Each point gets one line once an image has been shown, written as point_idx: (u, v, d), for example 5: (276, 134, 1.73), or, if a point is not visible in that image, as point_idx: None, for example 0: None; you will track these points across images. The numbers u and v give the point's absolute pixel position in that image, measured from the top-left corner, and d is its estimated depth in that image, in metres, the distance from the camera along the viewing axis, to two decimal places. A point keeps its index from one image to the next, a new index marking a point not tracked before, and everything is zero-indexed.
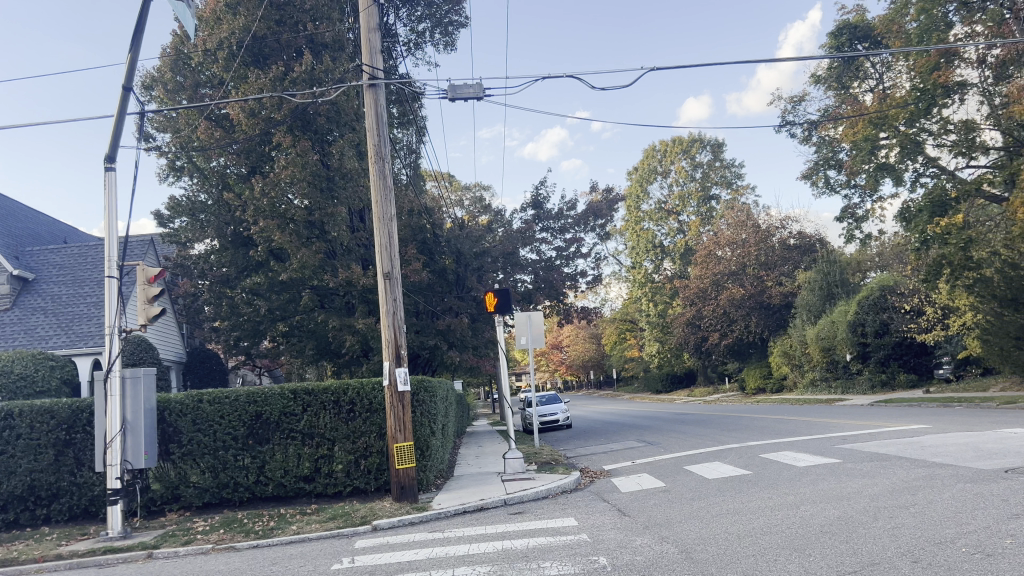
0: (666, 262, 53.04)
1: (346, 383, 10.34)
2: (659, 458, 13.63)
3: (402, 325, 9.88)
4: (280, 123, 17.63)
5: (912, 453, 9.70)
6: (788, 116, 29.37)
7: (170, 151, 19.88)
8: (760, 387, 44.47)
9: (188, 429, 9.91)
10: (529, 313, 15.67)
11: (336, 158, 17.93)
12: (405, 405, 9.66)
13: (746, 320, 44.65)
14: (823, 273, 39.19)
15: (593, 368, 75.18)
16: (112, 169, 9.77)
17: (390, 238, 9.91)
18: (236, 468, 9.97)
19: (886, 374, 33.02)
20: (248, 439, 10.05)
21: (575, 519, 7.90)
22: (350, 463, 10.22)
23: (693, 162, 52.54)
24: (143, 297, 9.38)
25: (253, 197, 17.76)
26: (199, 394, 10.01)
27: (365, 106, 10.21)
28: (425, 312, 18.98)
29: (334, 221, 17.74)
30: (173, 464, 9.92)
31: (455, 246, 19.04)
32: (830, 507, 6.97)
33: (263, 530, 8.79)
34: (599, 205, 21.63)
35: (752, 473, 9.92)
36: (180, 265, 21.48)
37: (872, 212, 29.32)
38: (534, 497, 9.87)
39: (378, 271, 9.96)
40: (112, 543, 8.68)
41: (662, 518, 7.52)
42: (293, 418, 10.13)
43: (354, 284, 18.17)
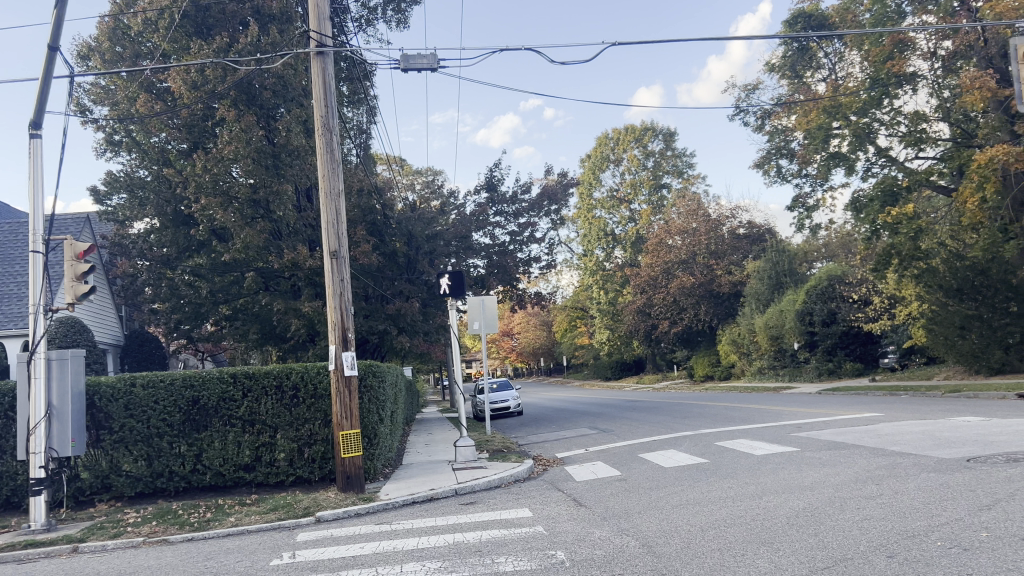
0: (617, 250, 53.08)
1: (289, 367, 9.86)
2: (613, 445, 13.41)
3: (350, 307, 9.41)
4: (224, 97, 16.93)
5: (871, 442, 9.61)
6: (741, 104, 29.49)
7: (108, 125, 19.01)
8: (708, 374, 44.96)
9: (120, 415, 9.33)
10: (482, 297, 15.28)
11: (282, 134, 17.27)
12: (352, 390, 9.19)
13: (695, 309, 45.01)
14: (771, 262, 39.63)
15: (544, 355, 75.31)
16: (37, 136, 9.05)
17: (339, 214, 9.42)
18: (171, 456, 9.44)
19: (833, 362, 33.56)
20: (185, 426, 9.51)
21: (530, 510, 7.60)
22: (293, 451, 9.73)
23: (645, 150, 52.71)
24: (71, 275, 8.73)
25: (194, 173, 17.09)
26: (132, 377, 9.42)
27: (312, 74, 9.70)
28: (375, 295, 18.49)
29: (280, 200, 17.13)
30: (103, 451, 9.33)
31: (406, 228, 18.63)
32: (793, 497, 6.78)
33: (198, 522, 8.28)
34: (554, 189, 21.29)
35: (710, 461, 9.73)
36: (117, 244, 20.61)
37: (823, 202, 29.66)
38: (487, 486, 9.55)
39: (324, 250, 9.46)
40: (34, 536, 8.08)
41: (620, 508, 7.26)
42: (232, 404, 9.61)
43: (300, 266, 17.59)
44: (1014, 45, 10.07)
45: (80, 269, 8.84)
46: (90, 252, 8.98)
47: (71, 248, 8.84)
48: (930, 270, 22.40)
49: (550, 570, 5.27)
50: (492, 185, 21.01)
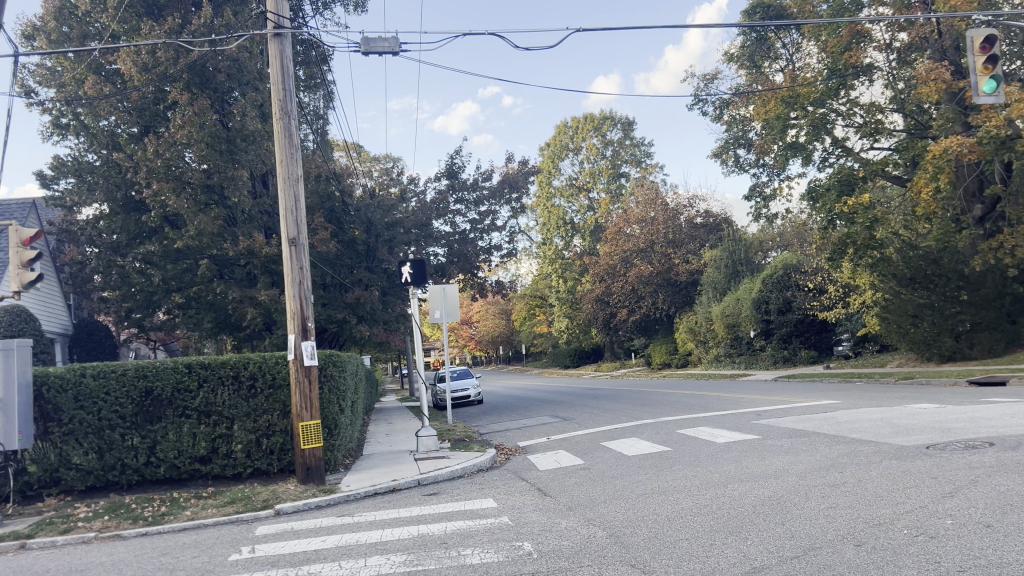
0: (576, 239, 53.18)
1: (247, 357, 9.62)
2: (575, 434, 13.39)
3: (309, 296, 9.20)
4: (176, 79, 16.47)
5: (831, 429, 9.71)
6: (700, 94, 29.66)
7: (54, 107, 18.40)
8: (666, 362, 45.38)
9: (69, 407, 8.99)
10: (443, 286, 15.12)
11: (237, 119, 16.85)
12: (312, 380, 9.01)
13: (654, 297, 45.33)
14: (728, 251, 40.05)
15: (502, 344, 75.39)
16: None
17: (298, 201, 9.19)
18: (124, 449, 9.16)
19: (788, 350, 34.11)
20: (138, 417, 9.24)
21: (494, 501, 7.52)
22: (251, 443, 9.52)
23: (604, 139, 52.83)
24: (16, 262, 8.37)
25: (145, 158, 16.66)
26: (82, 367, 9.10)
27: (269, 56, 9.42)
28: (334, 283, 18.22)
29: (236, 185, 16.76)
30: (52, 444, 9.00)
31: (365, 215, 18.37)
32: (757, 486, 6.80)
33: (153, 516, 8.05)
34: (515, 177, 21.14)
35: (673, 449, 9.75)
36: (66, 231, 19.99)
37: (780, 191, 30.04)
38: (450, 477, 9.44)
39: (282, 237, 9.21)
40: None
41: (585, 497, 7.22)
42: (187, 394, 9.35)
43: (257, 254, 17.26)
44: (970, 37, 10.18)
45: (26, 256, 8.46)
46: (37, 238, 8.60)
47: (16, 234, 8.46)
48: (884, 259, 22.79)
49: (518, 562, 5.19)
50: (453, 172, 20.81)
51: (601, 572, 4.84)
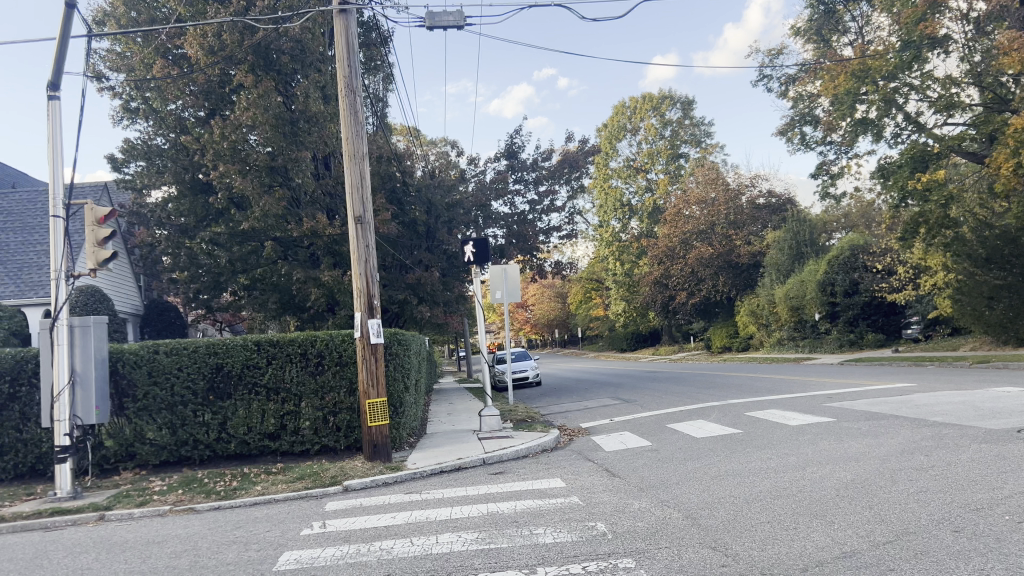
0: (634, 221, 52.64)
1: (313, 335, 9.68)
2: (638, 416, 13.21)
3: (375, 273, 9.18)
4: (241, 62, 16.66)
5: (910, 412, 9.36)
6: (765, 70, 28.95)
7: (125, 91, 18.83)
8: (726, 345, 44.71)
9: (143, 383, 9.19)
10: (504, 266, 14.97)
11: (300, 100, 16.96)
12: (378, 358, 9.00)
13: (714, 280, 44.62)
14: (792, 232, 39.16)
15: (558, 327, 75.30)
16: (55, 97, 8.69)
17: (364, 180, 9.17)
18: (195, 425, 9.32)
19: (854, 333, 33.26)
20: (209, 394, 9.39)
21: (563, 480, 7.43)
22: (318, 420, 9.59)
23: (663, 119, 52.04)
24: (93, 241, 8.53)
25: (212, 140, 16.95)
26: (156, 344, 9.28)
27: (335, 33, 9.40)
28: (395, 264, 18.31)
29: (299, 167, 16.90)
30: (127, 420, 9.22)
31: (425, 196, 18.39)
32: (837, 469, 6.56)
33: (225, 490, 8.16)
34: (575, 157, 20.77)
35: (743, 432, 9.53)
36: (136, 213, 20.51)
37: (848, 169, 29.18)
38: (515, 456, 9.37)
39: (348, 215, 9.19)
40: (60, 504, 8.00)
41: (656, 479, 7.07)
42: (256, 371, 9.46)
43: (320, 235, 17.42)
44: None
45: (101, 234, 8.62)
46: (111, 217, 8.74)
47: (91, 213, 8.60)
48: (959, 240, 21.96)
49: (593, 542, 5.08)
50: (513, 152, 20.60)
51: (681, 553, 4.69)
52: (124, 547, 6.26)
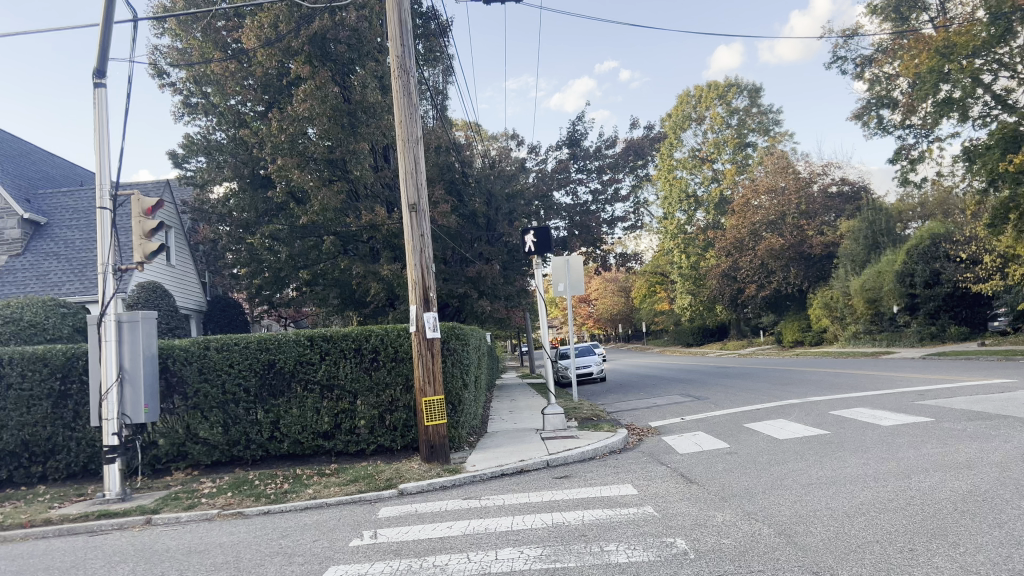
0: (699, 213, 51.34)
1: (369, 329, 9.17)
2: (712, 414, 12.47)
3: (431, 263, 8.65)
4: (298, 53, 16.40)
5: (1021, 413, 8.40)
6: (838, 52, 27.64)
7: (184, 87, 19.02)
8: (798, 340, 43.28)
9: (194, 380, 8.89)
10: (567, 257, 14.29)
11: (358, 91, 16.59)
12: (435, 354, 8.48)
13: (785, 272, 43.15)
14: (867, 221, 37.57)
15: (622, 322, 74.32)
16: (101, 85, 8.41)
17: (418, 164, 8.64)
18: (248, 423, 8.98)
19: (936, 326, 31.67)
20: (261, 391, 9.02)
21: (634, 487, 6.80)
22: (374, 418, 9.11)
23: (729, 107, 50.57)
24: (140, 233, 8.26)
25: (270, 134, 16.80)
26: (206, 339, 8.96)
27: (387, 10, 8.84)
28: (455, 258, 17.86)
29: (357, 158, 16.58)
30: (179, 418, 8.93)
31: (485, 186, 17.87)
32: (950, 478, 5.78)
33: (275, 494, 7.76)
34: (640, 144, 19.72)
35: (830, 433, 8.72)
36: (198, 210, 20.60)
37: (929, 153, 27.63)
38: (581, 459, 8.75)
39: (403, 202, 8.67)
40: (107, 506, 7.75)
41: (739, 487, 6.39)
42: (309, 368, 9.03)
43: (378, 228, 17.07)
44: None
45: (148, 226, 8.34)
46: (158, 208, 8.45)
47: (138, 204, 8.32)
48: None
49: (673, 563, 4.45)
50: (575, 140, 19.72)
51: None
52: (164, 556, 5.88)
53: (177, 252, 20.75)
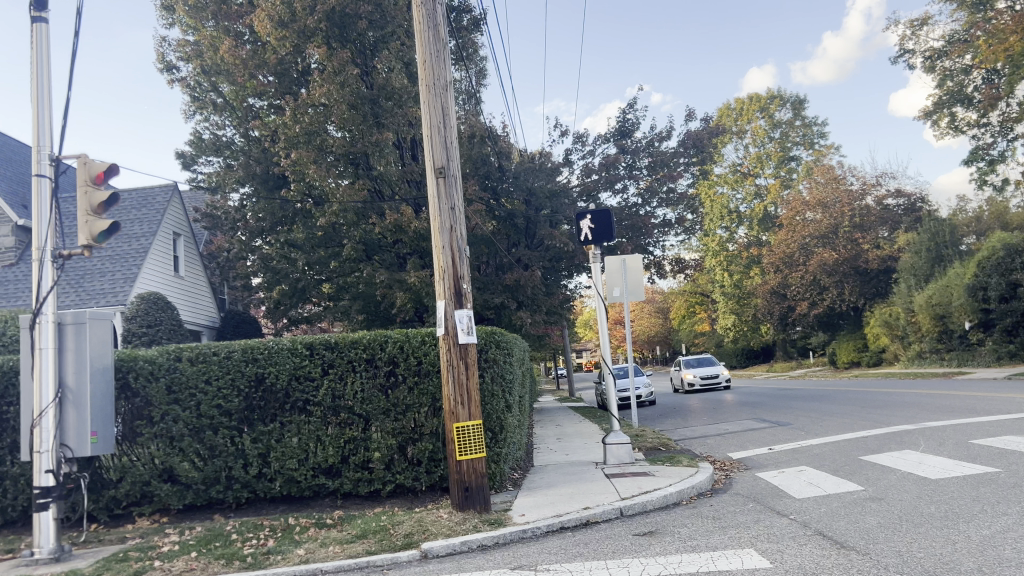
0: (741, 229, 49.07)
1: (385, 335, 7.09)
2: (808, 445, 10.24)
3: (465, 246, 6.57)
4: (314, 34, 14.65)
5: None
6: (906, 44, 25.37)
7: (193, 80, 17.57)
8: (854, 360, 40.50)
9: (160, 401, 6.87)
10: (623, 258, 12.03)
11: (381, 75, 14.77)
12: (470, 366, 6.40)
13: (839, 288, 40.47)
14: (929, 232, 35.12)
15: (661, 345, 71.76)
16: (40, 19, 6.54)
17: (447, 114, 6.56)
18: (230, 457, 6.94)
19: (1014, 344, 28.80)
20: (247, 415, 6.99)
21: (763, 557, 4.63)
22: (392, 451, 7.03)
23: (771, 120, 48.43)
24: (89, 209, 6.32)
25: (285, 126, 15.09)
26: (177, 349, 6.96)
27: None
28: (492, 264, 15.87)
29: (380, 151, 14.67)
30: (144, 450, 6.94)
31: (525, 183, 15.86)
32: None
33: (254, 556, 5.68)
34: (700, 136, 17.45)
35: (1002, 471, 6.48)
36: (210, 217, 18.94)
37: (1011, 154, 25.13)
38: (663, 504, 6.62)
39: (428, 167, 6.61)
40: (31, 571, 5.74)
41: (932, 561, 4.20)
42: (308, 385, 6.96)
43: (405, 230, 15.09)
44: None
45: (97, 198, 6.40)
46: (112, 174, 6.51)
47: (84, 170, 6.37)
48: None
49: None
50: (625, 132, 17.45)
51: None
52: None
53: (187, 262, 18.96)
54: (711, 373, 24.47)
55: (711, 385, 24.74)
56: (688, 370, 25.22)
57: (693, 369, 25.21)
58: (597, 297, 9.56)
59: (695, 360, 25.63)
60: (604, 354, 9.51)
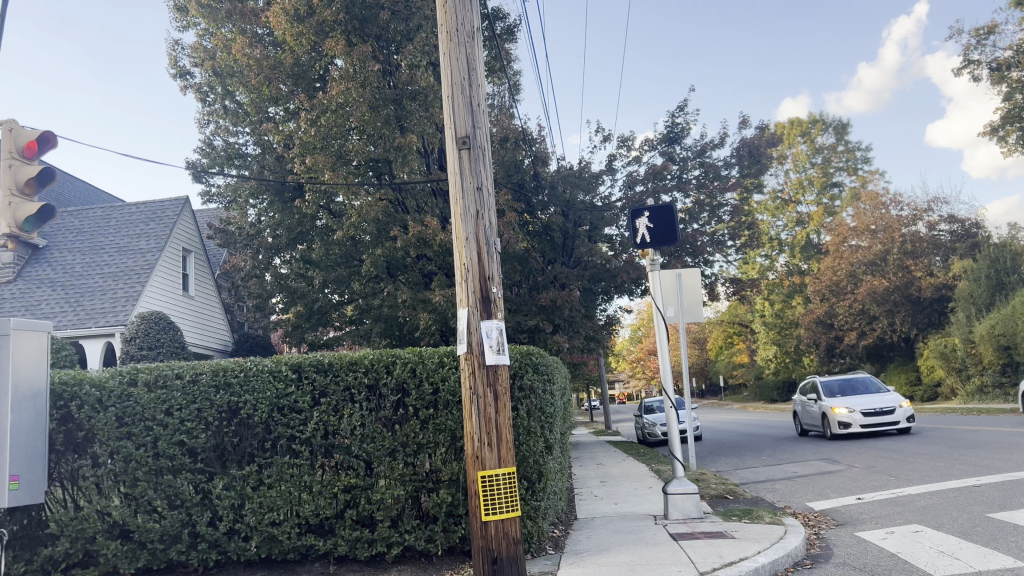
0: (781, 257, 47.22)
1: (394, 354, 5.59)
2: (907, 494, 8.54)
3: (494, 239, 5.06)
4: (334, 30, 13.45)
5: None
6: (969, 55, 23.66)
7: (207, 86, 16.47)
8: (906, 395, 38.09)
9: (108, 435, 5.41)
10: (677, 271, 10.41)
11: (405, 74, 13.49)
12: (500, 397, 4.88)
13: (890, 318, 38.22)
14: (990, 259, 32.93)
15: (697, 378, 69.38)
16: None
17: (474, 64, 5.07)
18: (195, 507, 5.44)
19: None
20: (217, 455, 5.49)
21: None
22: (400, 503, 5.50)
23: (813, 145, 46.71)
24: (16, 186, 4.98)
25: (301, 130, 13.84)
26: (133, 369, 5.52)
27: None
28: (526, 284, 14.37)
29: (404, 157, 13.35)
30: (88, 498, 5.47)
31: (562, 194, 14.40)
32: None
33: None
34: (757, 144, 15.96)
35: None
36: (224, 232, 17.72)
37: None
38: None
39: (448, 137, 5.13)
40: None
41: None
42: (295, 418, 5.46)
43: (430, 244, 13.66)
44: None
45: (25, 174, 5.05)
46: (45, 146, 5.15)
47: (9, 139, 5.02)
48: None
49: None
50: (674, 138, 15.87)
51: None
52: None
53: (197, 281, 17.73)
54: (882, 407, 14.23)
55: (880, 428, 14.43)
56: (838, 403, 14.81)
57: (844, 399, 14.98)
58: (657, 311, 7.85)
59: (842, 385, 15.34)
60: (665, 379, 7.75)
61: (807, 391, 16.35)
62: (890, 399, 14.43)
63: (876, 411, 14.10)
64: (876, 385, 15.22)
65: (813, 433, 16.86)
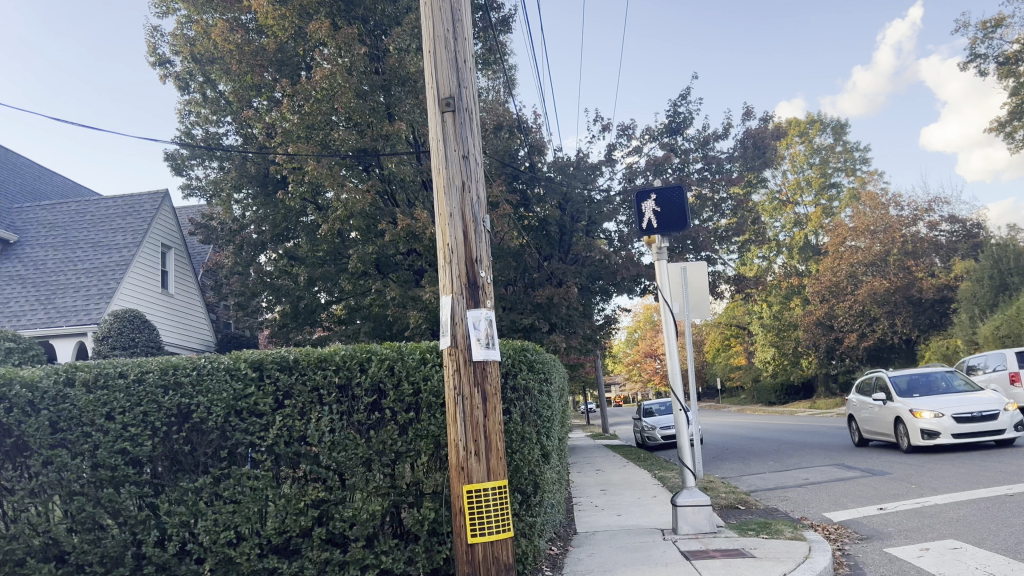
0: (779, 258, 46.58)
1: (368, 351, 4.93)
2: (934, 503, 7.90)
3: (483, 217, 4.38)
4: (318, 13, 12.80)
5: None
6: (976, 48, 23.06)
7: (187, 74, 15.79)
8: None
9: (41, 443, 4.70)
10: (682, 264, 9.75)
11: (393, 58, 12.84)
12: (489, 400, 4.21)
13: (890, 320, 37.53)
14: (992, 259, 32.19)
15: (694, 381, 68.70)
16: None
17: (459, 13, 4.40)
18: (141, 525, 4.75)
19: None
20: (166, 464, 4.81)
21: None
22: (376, 519, 4.85)
23: (811, 145, 46.12)
24: None
25: (284, 119, 13.17)
26: (71, 367, 4.80)
27: None
28: (521, 281, 13.71)
29: (392, 147, 12.70)
30: (19, 514, 4.76)
31: (559, 186, 13.74)
32: None
33: None
34: (761, 134, 15.32)
35: None
36: (207, 227, 17.00)
37: None
38: None
39: (430, 98, 4.44)
40: None
41: None
42: (255, 423, 4.77)
43: (419, 238, 13.00)
44: None
45: None
46: None
47: None
48: None
49: None
50: (676, 128, 15.20)
51: None
52: None
53: (178, 278, 17.04)
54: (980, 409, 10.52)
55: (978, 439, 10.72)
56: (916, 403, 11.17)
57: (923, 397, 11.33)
58: (664, 304, 7.19)
59: (917, 380, 11.75)
60: (673, 377, 7.09)
61: (867, 388, 12.71)
62: (989, 400, 10.69)
63: (972, 417, 10.45)
64: (962, 383, 11.50)
65: (874, 442, 13.27)
